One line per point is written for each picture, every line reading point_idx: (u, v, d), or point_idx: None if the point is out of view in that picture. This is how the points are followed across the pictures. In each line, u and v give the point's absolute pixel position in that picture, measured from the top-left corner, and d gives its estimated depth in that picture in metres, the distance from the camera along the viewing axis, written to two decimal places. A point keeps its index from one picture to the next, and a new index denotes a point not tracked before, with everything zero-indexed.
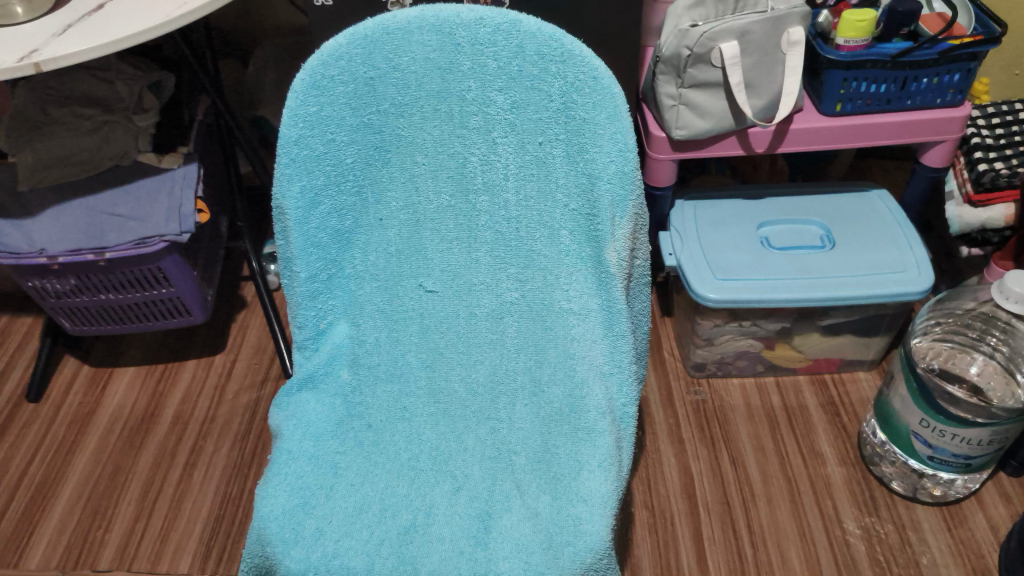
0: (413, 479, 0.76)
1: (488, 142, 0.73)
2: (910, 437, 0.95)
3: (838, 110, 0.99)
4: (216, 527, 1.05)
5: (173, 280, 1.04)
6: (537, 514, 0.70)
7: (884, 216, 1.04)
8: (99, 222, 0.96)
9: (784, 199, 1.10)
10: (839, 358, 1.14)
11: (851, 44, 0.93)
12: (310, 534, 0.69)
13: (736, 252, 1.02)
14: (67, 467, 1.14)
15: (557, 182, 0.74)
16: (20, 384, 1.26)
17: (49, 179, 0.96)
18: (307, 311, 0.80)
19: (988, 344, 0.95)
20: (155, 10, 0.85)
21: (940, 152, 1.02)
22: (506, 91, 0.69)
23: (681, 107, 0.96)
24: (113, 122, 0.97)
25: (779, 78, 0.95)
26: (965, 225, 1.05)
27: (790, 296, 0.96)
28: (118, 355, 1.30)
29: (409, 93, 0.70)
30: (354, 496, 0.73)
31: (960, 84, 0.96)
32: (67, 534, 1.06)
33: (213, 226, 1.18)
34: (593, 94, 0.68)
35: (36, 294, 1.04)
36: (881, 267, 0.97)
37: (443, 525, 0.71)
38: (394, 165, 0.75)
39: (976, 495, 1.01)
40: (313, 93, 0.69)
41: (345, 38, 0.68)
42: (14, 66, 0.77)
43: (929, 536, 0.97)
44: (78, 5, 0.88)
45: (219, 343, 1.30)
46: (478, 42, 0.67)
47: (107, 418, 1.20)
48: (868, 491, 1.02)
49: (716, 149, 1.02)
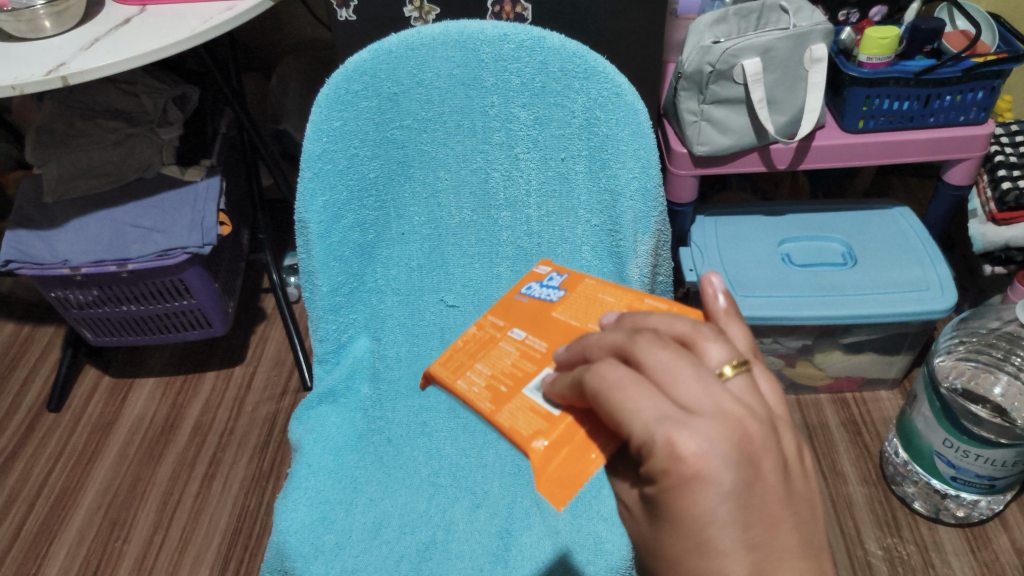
0: (434, 495, 0.75)
1: (511, 157, 0.73)
2: (934, 458, 0.94)
3: (861, 127, 0.99)
4: (234, 539, 1.05)
5: (194, 292, 1.05)
6: (557, 531, 0.69)
7: (908, 235, 1.04)
8: (122, 234, 0.96)
9: (806, 215, 1.10)
10: (860, 376, 1.13)
11: (874, 61, 0.94)
12: (329, 549, 0.66)
13: (758, 269, 1.02)
14: (86, 478, 1.14)
15: (580, 198, 0.73)
16: (42, 393, 1.27)
17: (73, 190, 0.98)
18: (328, 325, 0.78)
19: (1013, 364, 0.93)
20: (181, 25, 0.86)
21: (964, 169, 1.02)
22: (529, 106, 0.69)
23: (704, 123, 0.96)
24: (137, 135, 0.99)
25: (802, 94, 0.95)
26: (989, 243, 1.05)
27: (812, 313, 0.95)
28: (138, 366, 1.31)
29: (433, 108, 0.70)
30: (373, 512, 0.71)
31: (984, 102, 0.95)
32: (85, 545, 1.06)
33: (234, 239, 1.18)
34: (616, 111, 0.66)
35: (59, 304, 1.05)
36: (904, 285, 0.96)
37: (463, 542, 0.70)
38: (417, 179, 0.75)
39: (1000, 516, 1.00)
40: (337, 108, 0.68)
41: (369, 53, 0.67)
42: (43, 80, 0.78)
43: (952, 557, 0.96)
44: (106, 20, 0.89)
45: (238, 354, 1.30)
46: (502, 58, 0.67)
47: (127, 429, 1.20)
48: (890, 511, 1.02)
49: (736, 165, 1.02)
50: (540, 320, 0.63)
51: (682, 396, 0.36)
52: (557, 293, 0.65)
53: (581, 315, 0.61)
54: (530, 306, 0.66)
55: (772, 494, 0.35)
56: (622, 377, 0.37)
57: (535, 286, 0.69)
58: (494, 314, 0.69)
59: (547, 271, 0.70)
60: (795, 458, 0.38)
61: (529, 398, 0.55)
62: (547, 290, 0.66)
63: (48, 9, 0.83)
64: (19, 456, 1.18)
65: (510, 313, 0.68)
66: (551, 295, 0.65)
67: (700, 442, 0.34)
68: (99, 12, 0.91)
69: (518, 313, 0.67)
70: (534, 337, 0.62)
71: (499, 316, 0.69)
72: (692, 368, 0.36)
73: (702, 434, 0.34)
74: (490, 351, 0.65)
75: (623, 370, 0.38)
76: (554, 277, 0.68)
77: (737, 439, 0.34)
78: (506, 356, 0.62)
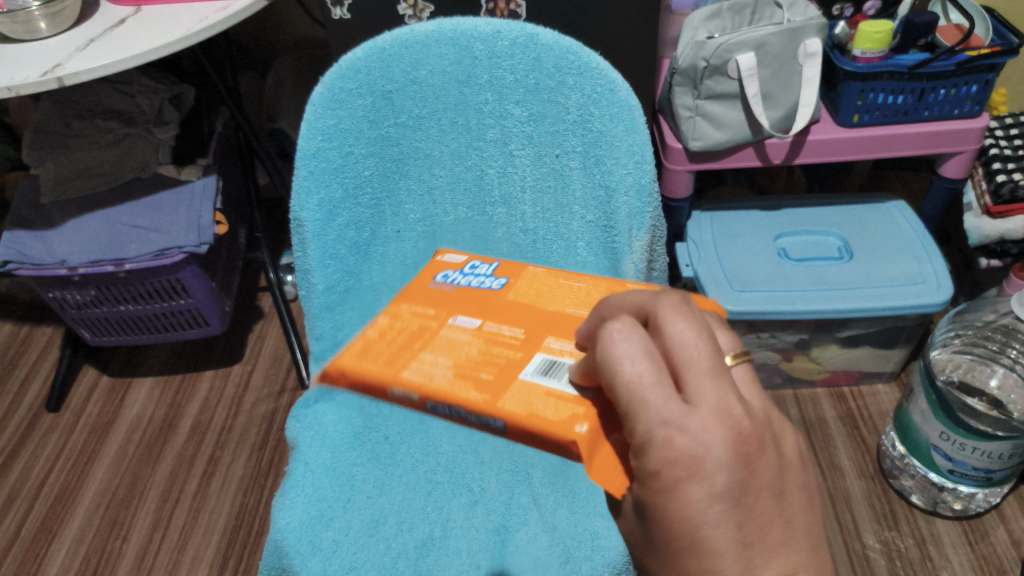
0: (431, 492, 0.74)
1: (505, 154, 0.73)
2: (931, 450, 0.94)
3: (856, 121, 0.99)
4: (232, 537, 1.05)
5: (191, 291, 1.05)
6: (553, 527, 0.69)
7: (903, 229, 1.04)
8: (119, 233, 0.96)
9: (801, 209, 1.10)
10: (857, 370, 1.14)
11: (868, 56, 0.94)
12: (327, 546, 0.66)
13: (754, 263, 1.02)
14: (85, 477, 1.14)
15: (575, 194, 0.73)
16: (41, 394, 1.27)
17: (70, 190, 0.98)
18: (324, 322, 0.78)
19: (1008, 356, 0.93)
20: (176, 25, 0.86)
21: (959, 163, 1.02)
22: (523, 103, 0.69)
23: (698, 119, 0.96)
24: (133, 134, 1.00)
25: (796, 88, 0.95)
26: (984, 236, 1.06)
27: (809, 308, 0.95)
28: (136, 366, 1.31)
29: (427, 105, 0.71)
30: (371, 509, 0.71)
31: (978, 95, 0.95)
32: (84, 544, 1.06)
33: (231, 238, 1.18)
34: (609, 106, 0.66)
35: (56, 305, 1.05)
36: (900, 279, 0.96)
37: (460, 539, 0.70)
38: (413, 176, 0.76)
39: (997, 509, 1.00)
40: (331, 107, 0.68)
41: (363, 51, 0.67)
42: (39, 81, 0.78)
43: (949, 550, 0.96)
44: (101, 21, 0.89)
45: (236, 353, 1.31)
46: (496, 55, 0.67)
47: (125, 429, 1.21)
48: (888, 505, 1.02)
49: (731, 161, 1.02)
50: (486, 309, 0.60)
51: (690, 381, 0.36)
52: (499, 281, 0.64)
53: (539, 299, 0.60)
54: (461, 293, 0.64)
55: (759, 480, 0.36)
56: (640, 346, 0.36)
57: (454, 274, 0.68)
58: (410, 302, 0.64)
59: (473, 260, 0.70)
60: (785, 448, 0.38)
61: (533, 384, 0.49)
62: (480, 276, 0.66)
63: (43, 10, 0.83)
64: (18, 457, 1.18)
65: (436, 299, 0.63)
66: (490, 283, 0.64)
67: (697, 443, 0.35)
68: (94, 13, 0.91)
69: (445, 300, 0.63)
70: (498, 322, 0.58)
71: (419, 303, 0.64)
72: (709, 355, 0.36)
73: (700, 436, 0.35)
74: (440, 339, 0.57)
75: (642, 339, 0.37)
76: (486, 265, 0.68)
77: (734, 438, 0.35)
78: (474, 348, 0.55)
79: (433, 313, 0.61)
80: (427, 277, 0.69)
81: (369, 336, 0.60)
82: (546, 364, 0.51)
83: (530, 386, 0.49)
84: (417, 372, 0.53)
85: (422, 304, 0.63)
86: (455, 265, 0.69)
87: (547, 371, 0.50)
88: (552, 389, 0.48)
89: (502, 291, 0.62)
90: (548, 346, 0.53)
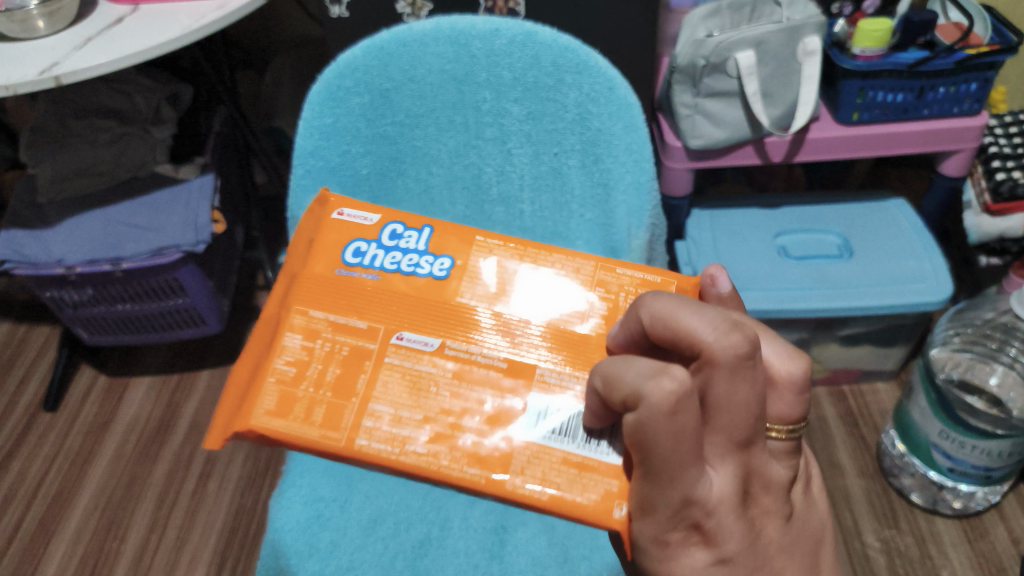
0: (429, 491, 0.73)
1: (504, 152, 0.72)
2: (930, 449, 0.94)
3: (855, 119, 0.99)
4: (232, 537, 1.05)
5: (188, 290, 1.06)
6: (552, 527, 0.69)
7: (903, 227, 1.04)
8: (116, 233, 0.96)
9: (801, 207, 1.10)
10: (857, 369, 1.14)
11: (868, 54, 0.94)
12: (324, 547, 0.66)
13: (754, 261, 1.02)
14: (84, 477, 1.14)
15: (574, 192, 0.72)
16: (38, 393, 1.27)
17: (68, 190, 0.98)
18: None
19: (1007, 355, 0.93)
20: (173, 24, 0.86)
21: (958, 161, 1.03)
22: (522, 101, 0.68)
23: (698, 117, 0.96)
24: (130, 133, 0.99)
25: (795, 87, 0.95)
26: (984, 234, 1.06)
27: (808, 306, 0.95)
28: (134, 364, 1.30)
29: (425, 104, 0.69)
30: (368, 509, 0.70)
31: (977, 93, 0.95)
32: (83, 544, 1.07)
33: (229, 237, 1.18)
34: (609, 104, 0.66)
35: (54, 305, 1.05)
36: (900, 277, 0.96)
37: (458, 538, 0.69)
38: (410, 175, 0.74)
39: (997, 508, 1.00)
40: (329, 105, 0.68)
41: (361, 49, 0.66)
42: (35, 80, 0.77)
43: (948, 549, 0.97)
44: (98, 19, 0.88)
45: (235, 352, 1.30)
46: (494, 53, 0.66)
47: (124, 428, 1.20)
48: (887, 503, 1.02)
49: (731, 159, 1.02)
50: (433, 317, 0.56)
51: (720, 430, 0.42)
52: (443, 264, 0.58)
53: (503, 294, 0.57)
54: (398, 292, 0.57)
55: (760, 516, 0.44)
56: (687, 422, 0.39)
57: (370, 248, 0.59)
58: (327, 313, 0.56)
59: (391, 221, 0.60)
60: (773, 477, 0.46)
61: (547, 449, 0.51)
62: (412, 256, 0.58)
63: (41, 9, 0.83)
64: (15, 456, 1.18)
65: (358, 300, 0.56)
66: (431, 268, 0.58)
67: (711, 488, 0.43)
68: (91, 11, 0.91)
69: (371, 301, 0.56)
70: (462, 339, 0.55)
71: (335, 309, 0.56)
72: (745, 423, 0.42)
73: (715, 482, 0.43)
74: (392, 376, 0.54)
75: (694, 411, 0.39)
76: (413, 234, 0.60)
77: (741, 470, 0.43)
78: (445, 391, 0.53)
79: (366, 330, 0.55)
80: (336, 254, 0.58)
81: (290, 377, 0.54)
82: (555, 412, 0.52)
83: (545, 452, 0.51)
84: (388, 430, 0.52)
85: (342, 315, 0.56)
86: (372, 235, 0.59)
87: (555, 428, 0.52)
88: (569, 455, 0.51)
89: (447, 281, 0.57)
90: (543, 377, 0.54)
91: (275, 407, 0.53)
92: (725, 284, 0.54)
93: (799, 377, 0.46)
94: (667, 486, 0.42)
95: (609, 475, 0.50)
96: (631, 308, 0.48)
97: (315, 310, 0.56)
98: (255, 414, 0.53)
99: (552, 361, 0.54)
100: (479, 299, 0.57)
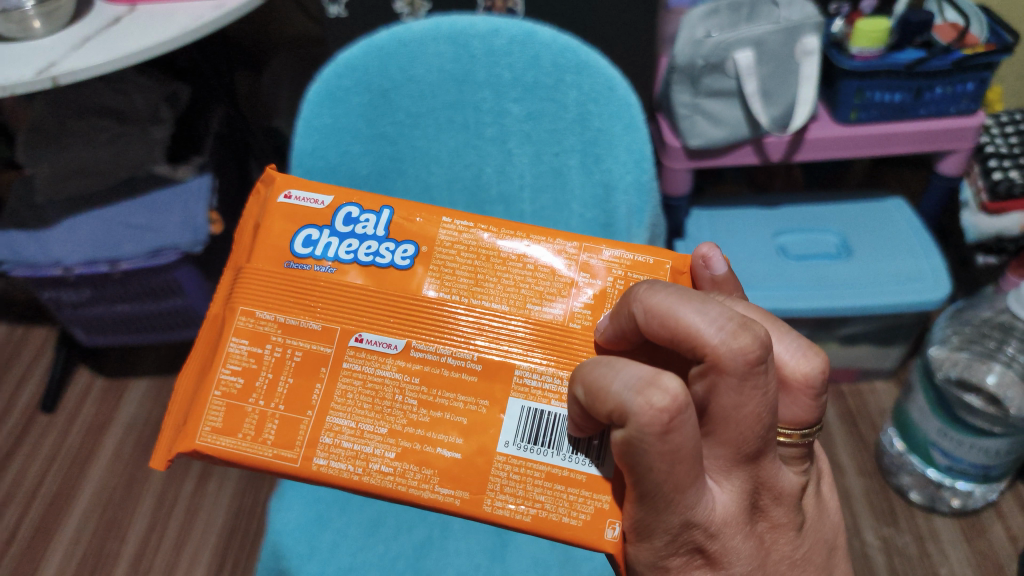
0: None
1: (504, 152, 0.72)
2: (928, 447, 0.94)
3: (853, 118, 0.99)
4: (231, 538, 1.05)
5: (187, 291, 1.06)
6: None
7: (901, 226, 1.04)
8: (114, 232, 0.95)
9: (800, 207, 1.10)
10: (856, 368, 1.14)
11: (865, 54, 0.95)
12: (325, 548, 0.66)
13: (753, 260, 1.02)
14: (81, 478, 1.13)
15: (574, 192, 0.72)
16: (35, 394, 1.26)
17: (65, 190, 0.97)
18: None
19: (1004, 355, 0.93)
20: (172, 23, 0.85)
21: (956, 161, 1.03)
22: (521, 101, 0.68)
23: (696, 116, 0.97)
24: (128, 133, 0.98)
25: (794, 86, 0.95)
26: (981, 233, 1.07)
27: (808, 305, 0.95)
28: (131, 365, 1.29)
29: (425, 104, 0.69)
30: (369, 509, 0.70)
31: (975, 93, 0.96)
32: (82, 545, 1.06)
33: (227, 238, 1.17)
34: (609, 104, 0.65)
35: (52, 305, 1.04)
36: (899, 276, 0.97)
37: (459, 539, 0.69)
38: (411, 175, 0.74)
39: (994, 506, 1.01)
40: (329, 105, 0.68)
41: (360, 48, 0.66)
42: (33, 80, 0.77)
43: (947, 547, 0.97)
44: (96, 19, 0.88)
45: None
46: (494, 53, 0.66)
47: (121, 430, 1.20)
48: (886, 501, 1.03)
49: (729, 158, 1.02)
50: (394, 316, 0.54)
51: (722, 436, 0.43)
52: (404, 253, 0.56)
53: (472, 286, 0.55)
54: (354, 289, 0.55)
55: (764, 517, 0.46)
56: (682, 441, 0.40)
57: (320, 235, 0.57)
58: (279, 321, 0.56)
59: (344, 205, 0.58)
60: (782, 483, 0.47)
61: (529, 465, 0.51)
62: (369, 243, 0.56)
63: (39, 9, 0.82)
64: (13, 458, 1.17)
65: (310, 300, 0.55)
66: (391, 257, 0.56)
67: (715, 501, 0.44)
68: (89, 11, 0.90)
69: (324, 301, 0.55)
70: (426, 341, 0.53)
71: (285, 310, 0.55)
72: (753, 437, 0.43)
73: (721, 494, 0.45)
74: (352, 383, 0.53)
75: (688, 429, 0.40)
76: (368, 218, 0.57)
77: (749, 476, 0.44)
78: (410, 398, 0.53)
79: (320, 333, 0.54)
80: (285, 247, 0.57)
81: (238, 391, 0.55)
82: (537, 419, 0.52)
83: (526, 469, 0.51)
84: (348, 446, 0.53)
85: (295, 317, 0.55)
86: (322, 225, 0.57)
87: (536, 440, 0.52)
88: (554, 470, 0.51)
89: (410, 271, 0.55)
90: (522, 380, 0.52)
91: (224, 426, 0.54)
92: (719, 265, 0.54)
93: (815, 379, 0.45)
94: (663, 482, 0.42)
95: (599, 491, 0.51)
96: (623, 303, 0.47)
97: (263, 312, 0.55)
98: (201, 435, 0.54)
99: (535, 362, 0.53)
100: (446, 292, 0.55)
